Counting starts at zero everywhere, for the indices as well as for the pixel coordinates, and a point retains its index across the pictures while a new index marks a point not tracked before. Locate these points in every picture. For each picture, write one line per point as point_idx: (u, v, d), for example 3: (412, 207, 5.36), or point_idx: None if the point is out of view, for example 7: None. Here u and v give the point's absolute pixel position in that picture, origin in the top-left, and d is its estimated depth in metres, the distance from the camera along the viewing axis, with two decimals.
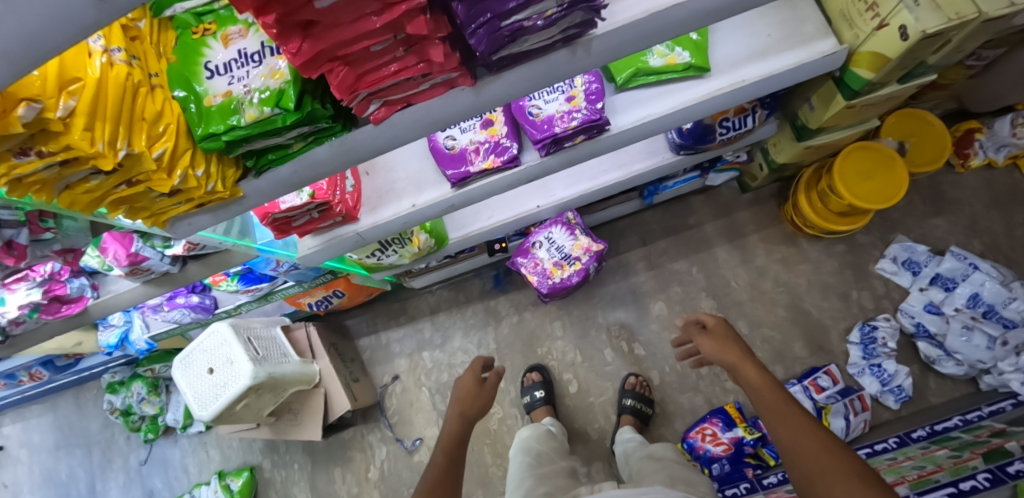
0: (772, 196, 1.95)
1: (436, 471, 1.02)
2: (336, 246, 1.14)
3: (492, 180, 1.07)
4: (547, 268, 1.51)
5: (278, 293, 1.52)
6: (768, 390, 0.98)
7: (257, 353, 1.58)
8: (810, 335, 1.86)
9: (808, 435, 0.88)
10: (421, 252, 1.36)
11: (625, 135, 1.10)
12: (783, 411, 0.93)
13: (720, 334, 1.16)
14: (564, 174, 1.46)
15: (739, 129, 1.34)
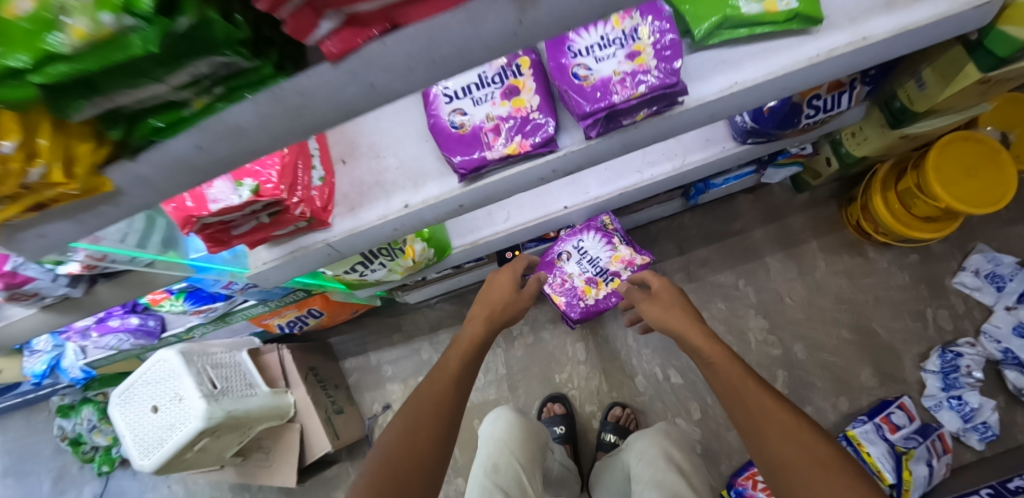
0: (831, 197, 1.56)
1: (445, 379, 0.86)
2: (302, 260, 0.84)
3: (519, 169, 0.76)
4: (578, 286, 1.20)
5: (237, 315, 1.22)
6: (716, 364, 0.84)
7: (215, 387, 1.27)
8: (878, 360, 1.50)
9: (770, 420, 0.74)
10: (418, 265, 1.05)
11: (709, 110, 0.76)
12: (736, 390, 0.79)
13: (664, 301, 1.01)
14: (600, 167, 1.16)
15: (831, 109, 0.99)
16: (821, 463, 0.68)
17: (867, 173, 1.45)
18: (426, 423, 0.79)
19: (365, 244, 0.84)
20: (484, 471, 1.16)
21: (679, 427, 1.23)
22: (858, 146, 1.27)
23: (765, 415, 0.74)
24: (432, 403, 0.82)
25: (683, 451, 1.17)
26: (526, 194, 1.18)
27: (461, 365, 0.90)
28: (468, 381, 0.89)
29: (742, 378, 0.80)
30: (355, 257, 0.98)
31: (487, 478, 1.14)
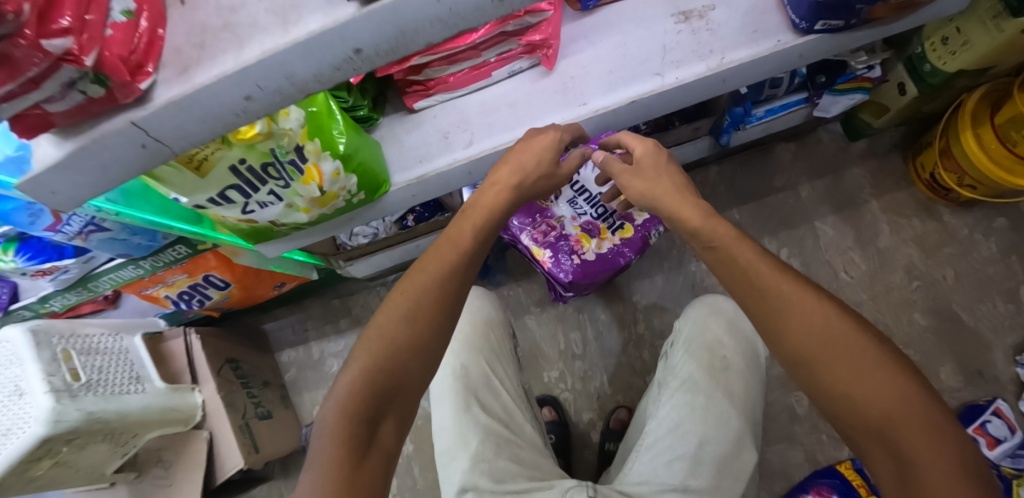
0: (895, 148, 1.25)
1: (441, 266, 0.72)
2: (104, 161, 0.53)
3: None
4: (570, 234, 0.92)
5: (102, 280, 0.89)
6: (718, 248, 0.66)
7: (75, 378, 0.94)
8: (963, 354, 1.15)
9: (790, 321, 0.60)
10: (329, 198, 0.74)
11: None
12: (744, 279, 0.63)
13: (649, 172, 0.77)
14: (601, 70, 0.82)
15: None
16: (856, 371, 0.57)
17: (951, 107, 1.12)
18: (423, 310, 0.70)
19: (203, 127, 0.51)
20: (451, 374, 0.95)
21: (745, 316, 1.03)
22: (952, 56, 0.94)
23: (783, 313, 0.60)
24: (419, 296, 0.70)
25: (741, 348, 1.00)
26: (497, 108, 0.84)
27: (454, 274, 0.73)
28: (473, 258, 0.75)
29: (753, 265, 0.63)
30: (227, 177, 0.65)
31: (457, 382, 0.94)
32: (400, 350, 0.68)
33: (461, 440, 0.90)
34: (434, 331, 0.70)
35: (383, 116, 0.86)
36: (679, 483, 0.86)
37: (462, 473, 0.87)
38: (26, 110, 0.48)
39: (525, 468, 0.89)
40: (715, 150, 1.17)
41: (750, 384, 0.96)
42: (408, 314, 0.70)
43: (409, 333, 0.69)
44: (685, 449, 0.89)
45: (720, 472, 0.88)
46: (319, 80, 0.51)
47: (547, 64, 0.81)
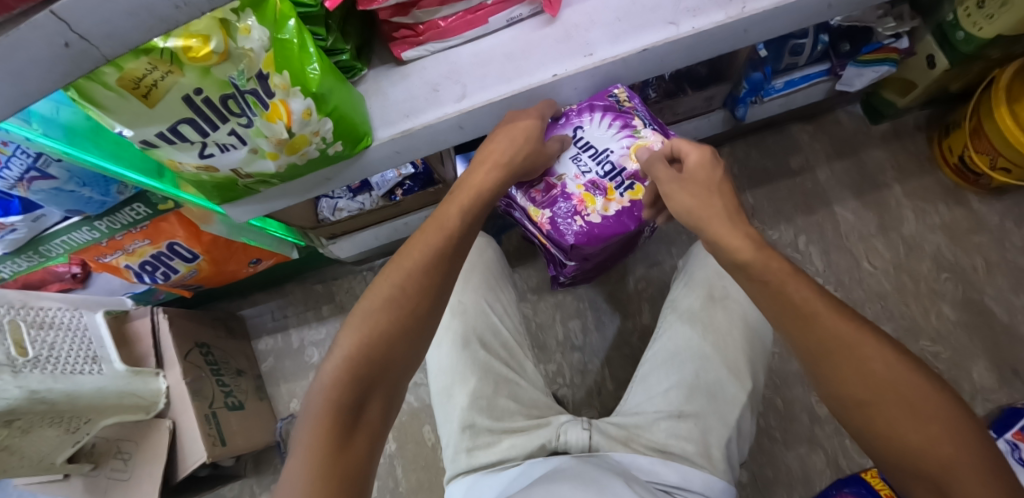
0: (919, 130, 1.21)
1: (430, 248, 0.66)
2: (17, 65, 0.44)
3: None
4: (573, 194, 0.82)
5: (55, 244, 0.82)
6: (765, 284, 0.59)
7: (21, 354, 0.85)
8: (997, 349, 1.08)
9: (847, 367, 0.53)
10: (298, 143, 0.66)
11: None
12: (796, 317, 0.56)
13: (703, 186, 0.68)
14: (608, 19, 0.79)
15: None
16: (918, 423, 0.50)
17: (982, 83, 1.07)
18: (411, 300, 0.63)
19: (134, 21, 0.44)
20: (451, 312, 0.91)
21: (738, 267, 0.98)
22: (989, 21, 0.92)
23: (839, 358, 0.54)
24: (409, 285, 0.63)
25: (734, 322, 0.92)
26: (493, 59, 0.78)
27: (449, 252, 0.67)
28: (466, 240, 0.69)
29: (809, 301, 0.56)
30: (179, 108, 0.56)
31: (456, 320, 0.90)
32: (385, 335, 0.61)
33: (460, 377, 0.85)
34: (424, 315, 0.63)
35: (369, 69, 0.79)
36: (673, 410, 0.84)
37: (460, 410, 0.83)
38: None
39: (523, 407, 0.85)
40: (730, 124, 1.14)
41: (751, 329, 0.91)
42: (392, 299, 0.62)
43: (396, 316, 0.62)
44: (681, 378, 0.88)
45: (713, 402, 0.85)
46: None
47: (551, 11, 0.77)
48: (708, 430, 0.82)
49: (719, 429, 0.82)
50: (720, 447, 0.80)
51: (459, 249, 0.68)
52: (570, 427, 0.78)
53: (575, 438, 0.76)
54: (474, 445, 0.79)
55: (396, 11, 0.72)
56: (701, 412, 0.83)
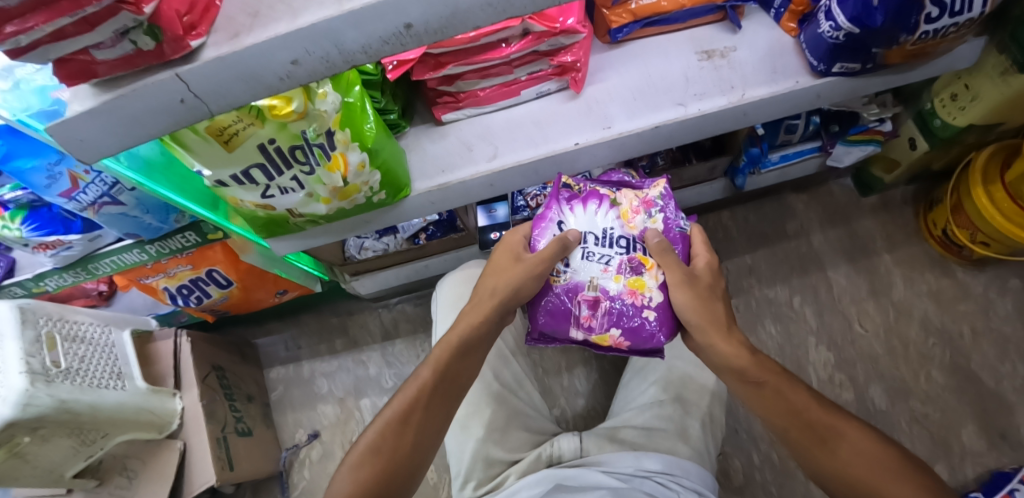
0: (905, 203, 1.31)
1: (413, 393, 0.72)
2: (136, 113, 0.53)
3: None
4: (619, 290, 0.77)
5: (103, 262, 0.88)
6: (766, 385, 0.66)
7: (55, 364, 0.89)
8: (984, 415, 1.15)
9: (847, 454, 0.61)
10: (350, 191, 0.74)
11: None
12: (795, 414, 0.64)
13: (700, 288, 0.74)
14: (626, 96, 0.89)
15: (959, 12, 0.82)
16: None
17: (962, 164, 1.19)
18: (399, 443, 0.69)
19: (242, 85, 0.52)
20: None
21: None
22: (962, 111, 1.05)
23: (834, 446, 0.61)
24: (395, 432, 0.69)
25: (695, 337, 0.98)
26: (521, 125, 0.87)
27: (429, 406, 0.72)
28: (453, 379, 0.75)
29: (807, 398, 0.65)
30: (254, 154, 0.64)
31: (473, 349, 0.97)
32: (379, 477, 0.67)
33: (474, 409, 0.89)
34: (408, 460, 0.69)
35: (410, 126, 0.88)
36: (654, 401, 0.90)
37: (475, 441, 0.87)
38: (73, 55, 0.52)
39: (532, 436, 0.91)
40: (730, 191, 1.24)
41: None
42: (379, 442, 0.69)
43: (383, 460, 0.68)
44: (656, 377, 0.94)
45: (688, 388, 0.91)
46: (366, 51, 0.52)
47: (575, 87, 0.87)
48: (687, 414, 0.87)
49: (698, 414, 0.87)
50: (696, 429, 0.86)
51: (443, 393, 0.73)
52: (562, 436, 0.87)
53: (568, 444, 0.85)
54: (487, 475, 0.85)
55: (442, 81, 0.82)
56: (682, 399, 0.89)
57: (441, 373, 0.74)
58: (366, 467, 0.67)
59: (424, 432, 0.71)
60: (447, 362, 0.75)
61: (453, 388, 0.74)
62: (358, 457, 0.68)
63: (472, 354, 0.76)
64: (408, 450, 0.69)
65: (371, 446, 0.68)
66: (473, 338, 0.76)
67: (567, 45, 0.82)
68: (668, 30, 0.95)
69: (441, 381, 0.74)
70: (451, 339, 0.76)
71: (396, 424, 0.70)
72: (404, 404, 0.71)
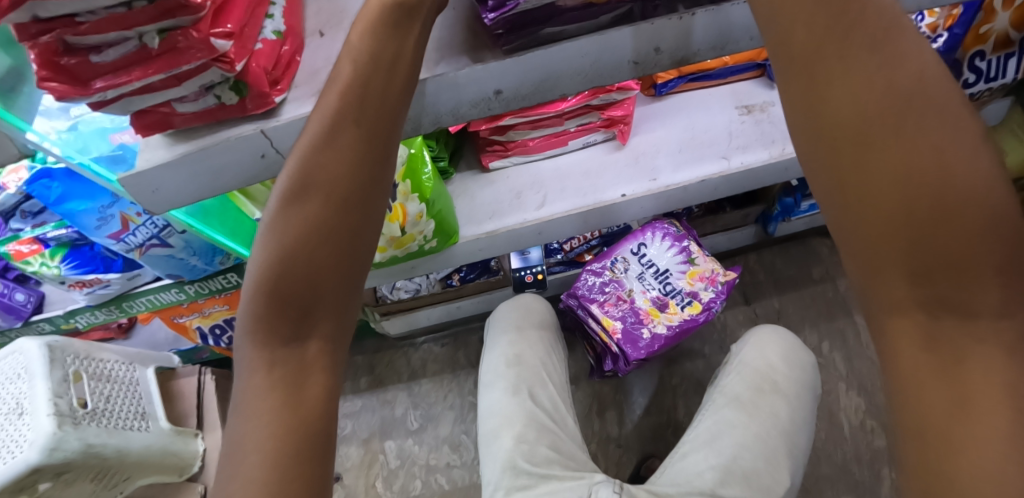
0: None
1: (298, 165, 0.41)
2: (219, 165, 0.53)
3: (636, 26, 0.48)
4: (640, 308, 0.83)
5: (138, 301, 0.85)
6: (869, 60, 0.32)
7: (81, 405, 0.86)
8: None
9: (980, 249, 0.29)
10: (405, 240, 0.72)
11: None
12: (899, 130, 0.31)
13: None
14: (671, 149, 0.88)
15: (994, 78, 0.84)
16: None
17: None
18: (296, 250, 0.40)
19: None
20: (506, 363, 0.97)
21: (809, 356, 1.01)
22: None
23: (949, 219, 0.30)
24: (287, 234, 0.40)
25: (801, 401, 0.96)
26: (569, 174, 0.87)
27: (330, 199, 0.40)
28: (356, 115, 0.41)
29: (949, 126, 0.31)
30: None
31: (508, 368, 0.95)
32: (293, 294, 0.40)
33: (506, 420, 0.90)
34: (322, 274, 0.40)
35: (456, 172, 0.89)
36: (710, 489, 0.85)
37: (505, 451, 0.86)
38: (155, 107, 0.51)
39: (561, 458, 0.85)
40: (759, 236, 1.24)
41: (799, 411, 0.95)
42: (275, 255, 0.40)
43: (281, 274, 0.40)
44: (721, 460, 0.89)
45: (750, 486, 0.85)
46: (454, 114, 0.51)
47: (622, 138, 0.87)
48: None
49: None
50: None
51: (352, 149, 0.41)
52: (602, 487, 0.77)
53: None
54: (513, 485, 0.82)
55: (494, 130, 0.82)
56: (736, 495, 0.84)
57: (329, 137, 0.40)
58: (267, 313, 0.40)
59: (332, 245, 0.40)
60: (344, 116, 0.41)
61: (360, 156, 0.41)
62: (244, 298, 0.41)
63: (389, 101, 0.42)
64: (312, 273, 0.40)
65: (258, 278, 0.40)
66: (380, 85, 0.41)
67: (618, 100, 0.82)
68: (712, 84, 0.94)
69: (343, 126, 0.41)
70: (341, 83, 0.41)
71: (284, 239, 0.40)
72: (286, 201, 0.40)
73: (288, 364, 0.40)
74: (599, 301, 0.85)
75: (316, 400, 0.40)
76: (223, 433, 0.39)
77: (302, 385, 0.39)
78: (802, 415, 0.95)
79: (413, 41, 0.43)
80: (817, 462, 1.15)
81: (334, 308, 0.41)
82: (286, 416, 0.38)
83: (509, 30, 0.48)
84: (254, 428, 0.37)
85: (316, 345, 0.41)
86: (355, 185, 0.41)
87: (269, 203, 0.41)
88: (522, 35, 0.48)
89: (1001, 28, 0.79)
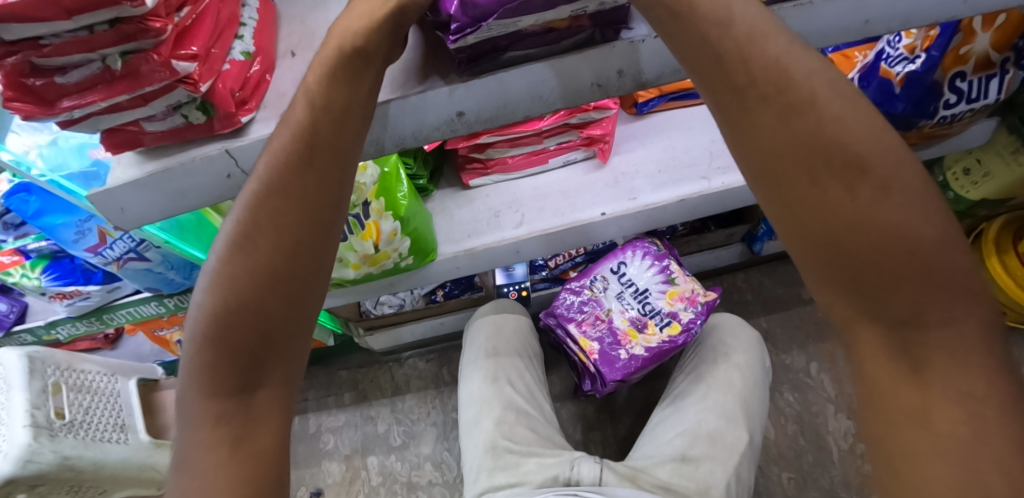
0: None
1: (249, 214, 0.42)
2: (184, 186, 0.53)
3: (594, 52, 0.48)
4: (617, 329, 0.83)
5: (119, 313, 0.86)
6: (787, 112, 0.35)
7: (59, 417, 0.87)
8: None
9: (889, 255, 0.33)
10: (380, 258, 0.72)
11: (860, 11, 0.53)
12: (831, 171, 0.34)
13: None
14: (650, 169, 0.88)
15: (975, 99, 0.83)
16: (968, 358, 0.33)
17: (974, 233, 1.18)
18: (249, 301, 0.41)
19: None
20: (483, 354, 0.95)
21: (747, 325, 0.97)
22: (975, 186, 1.05)
23: (865, 241, 0.34)
24: (241, 285, 0.41)
25: (753, 371, 0.93)
26: (549, 193, 0.88)
27: (280, 250, 0.42)
28: (309, 162, 0.42)
29: (861, 159, 0.34)
30: None
31: (486, 360, 0.94)
32: (250, 343, 0.42)
33: (485, 405, 0.89)
34: (278, 320, 0.42)
35: (437, 190, 0.89)
36: (677, 453, 0.83)
37: (485, 433, 0.85)
38: (124, 125, 0.51)
39: (539, 438, 0.84)
40: (747, 255, 1.23)
41: (751, 378, 0.91)
42: (230, 308, 0.41)
43: (239, 326, 0.41)
44: (684, 427, 0.87)
45: (715, 445, 0.83)
46: (416, 136, 0.51)
47: (602, 158, 0.88)
48: (712, 473, 0.80)
49: (721, 474, 0.80)
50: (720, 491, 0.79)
51: (302, 196, 0.42)
52: (583, 460, 0.75)
53: (587, 470, 0.73)
54: (496, 465, 0.81)
55: (473, 149, 0.82)
56: (706, 456, 0.82)
57: (282, 187, 0.42)
58: (217, 368, 0.42)
59: (282, 296, 0.42)
60: (296, 167, 0.42)
61: (310, 207, 0.42)
62: (190, 351, 0.42)
63: (340, 132, 0.43)
64: (263, 325, 0.42)
65: (205, 333, 0.41)
66: (330, 131, 0.42)
67: (597, 120, 0.83)
68: (694, 104, 0.94)
69: (298, 174, 0.42)
70: (292, 128, 0.42)
71: (237, 292, 0.41)
72: (235, 254, 0.42)
73: (237, 414, 0.42)
74: (577, 321, 0.85)
75: (267, 440, 0.42)
76: (172, 470, 0.42)
77: (249, 434, 0.42)
78: (754, 381, 0.91)
79: (370, 74, 0.44)
80: (804, 486, 1.14)
81: (282, 351, 0.43)
82: (234, 465, 0.40)
83: (469, 57, 0.48)
84: (200, 478, 0.40)
85: (264, 393, 0.43)
86: (308, 230, 0.42)
87: (218, 254, 0.42)
88: (483, 62, 0.49)
89: (981, 49, 0.79)
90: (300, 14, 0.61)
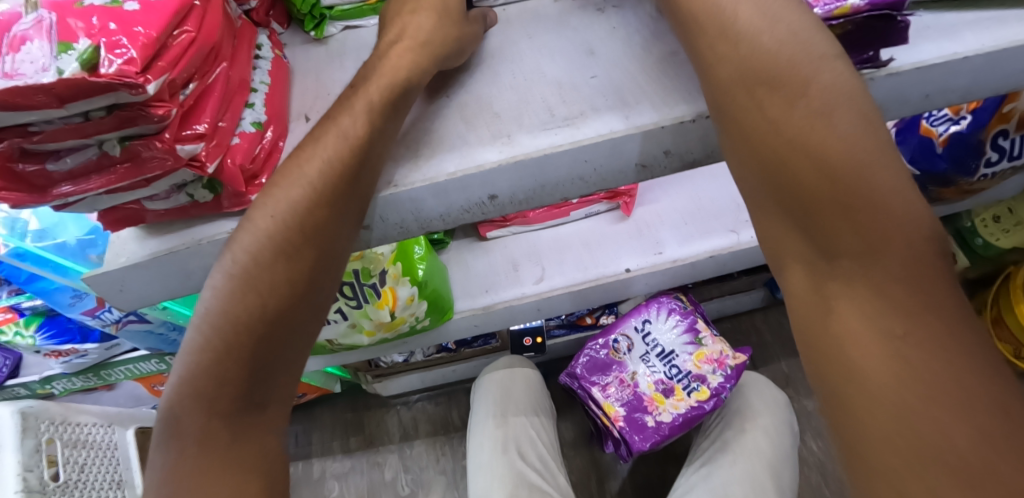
0: None
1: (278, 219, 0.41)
2: (188, 266, 0.49)
3: (640, 130, 0.44)
4: (643, 395, 0.78)
5: (117, 370, 0.82)
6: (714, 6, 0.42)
7: (52, 478, 0.82)
8: None
9: (777, 125, 0.37)
10: (396, 323, 0.68)
11: (921, 85, 0.48)
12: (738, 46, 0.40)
13: None
14: (677, 220, 0.83)
15: (1017, 157, 0.77)
16: (888, 230, 0.33)
17: (999, 276, 1.07)
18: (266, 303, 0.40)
19: None
20: (493, 422, 0.90)
21: (773, 386, 0.92)
22: (1006, 234, 0.97)
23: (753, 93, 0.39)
24: (258, 285, 0.40)
25: (783, 441, 0.87)
26: (571, 246, 0.83)
27: (315, 273, 0.42)
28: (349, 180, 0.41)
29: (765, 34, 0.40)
30: None
31: (496, 428, 0.89)
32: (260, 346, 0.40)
33: (497, 481, 0.83)
34: (290, 322, 0.42)
35: (452, 240, 0.85)
36: None
37: None
38: (123, 203, 0.47)
39: None
40: (768, 298, 1.18)
41: (781, 447, 0.86)
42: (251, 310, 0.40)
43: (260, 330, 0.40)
44: None
45: None
46: (444, 219, 0.47)
47: (626, 209, 0.84)
48: None
49: None
50: None
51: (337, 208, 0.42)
52: None
53: None
54: None
55: None
56: None
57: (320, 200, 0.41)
58: (227, 379, 0.40)
59: (306, 315, 0.43)
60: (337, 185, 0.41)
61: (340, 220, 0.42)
62: (195, 357, 0.40)
63: (348, 203, 0.42)
64: (265, 353, 0.41)
65: (225, 346, 0.40)
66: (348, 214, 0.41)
67: None
68: None
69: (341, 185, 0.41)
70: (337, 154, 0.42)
71: (269, 300, 0.40)
72: (269, 270, 0.41)
73: (247, 429, 0.41)
74: (601, 384, 0.80)
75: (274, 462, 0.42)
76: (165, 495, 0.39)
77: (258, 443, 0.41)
78: (784, 449, 0.86)
79: None
80: None
81: (281, 352, 0.42)
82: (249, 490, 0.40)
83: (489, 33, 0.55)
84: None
85: (271, 409, 0.43)
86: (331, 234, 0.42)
87: (245, 265, 0.41)
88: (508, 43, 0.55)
89: None
90: (314, 70, 0.57)
